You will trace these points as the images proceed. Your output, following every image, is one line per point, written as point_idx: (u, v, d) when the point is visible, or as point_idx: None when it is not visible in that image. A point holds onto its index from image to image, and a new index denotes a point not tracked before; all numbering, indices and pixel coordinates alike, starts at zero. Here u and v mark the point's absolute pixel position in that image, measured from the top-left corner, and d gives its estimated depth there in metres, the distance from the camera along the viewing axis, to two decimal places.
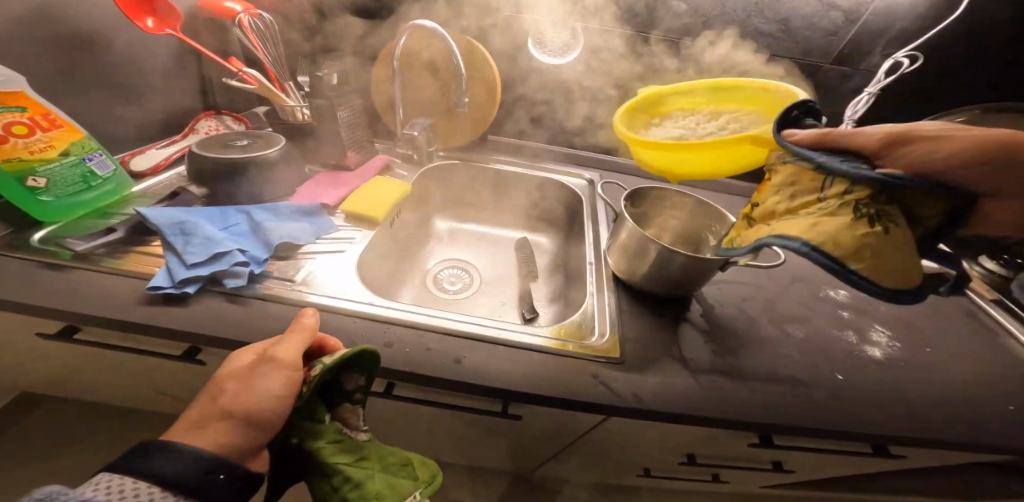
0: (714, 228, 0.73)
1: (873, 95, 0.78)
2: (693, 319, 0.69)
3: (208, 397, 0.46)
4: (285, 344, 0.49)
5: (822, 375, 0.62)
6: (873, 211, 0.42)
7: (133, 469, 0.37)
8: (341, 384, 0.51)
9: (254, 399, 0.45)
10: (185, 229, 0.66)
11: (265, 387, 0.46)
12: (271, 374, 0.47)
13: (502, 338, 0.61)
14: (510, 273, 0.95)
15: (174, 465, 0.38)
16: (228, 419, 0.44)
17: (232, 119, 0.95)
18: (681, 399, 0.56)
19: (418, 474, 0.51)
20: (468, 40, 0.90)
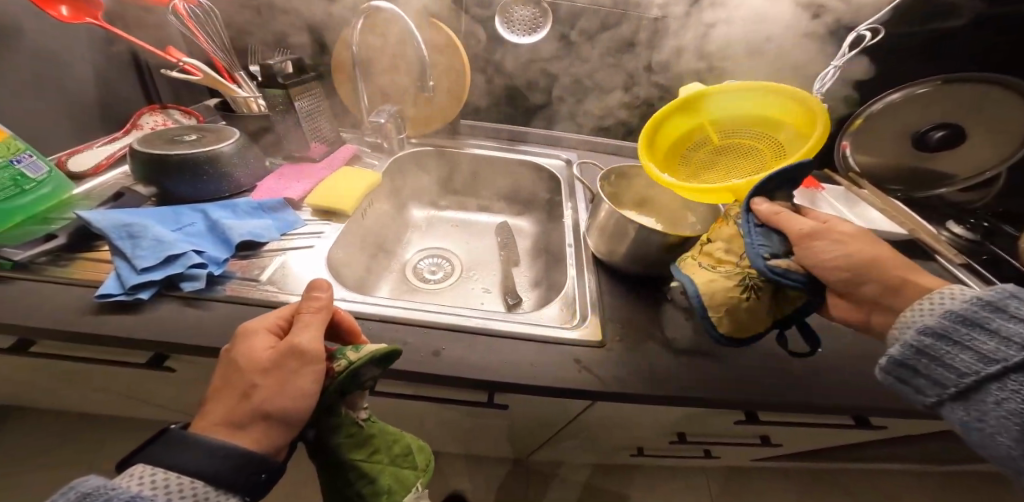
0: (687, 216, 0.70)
1: (838, 69, 0.80)
2: (675, 298, 0.68)
3: (235, 393, 0.40)
4: (314, 332, 0.44)
5: (804, 348, 0.62)
6: (756, 283, 0.51)
7: (175, 464, 0.34)
8: (359, 377, 0.45)
9: (287, 397, 0.40)
10: (133, 233, 0.62)
11: (296, 384, 0.41)
12: (301, 365, 0.41)
13: (482, 327, 0.59)
14: (491, 259, 0.92)
15: (208, 462, 0.35)
16: (266, 421, 0.39)
17: (180, 113, 0.88)
18: (666, 381, 0.55)
19: (417, 462, 0.51)
20: (429, 22, 0.85)
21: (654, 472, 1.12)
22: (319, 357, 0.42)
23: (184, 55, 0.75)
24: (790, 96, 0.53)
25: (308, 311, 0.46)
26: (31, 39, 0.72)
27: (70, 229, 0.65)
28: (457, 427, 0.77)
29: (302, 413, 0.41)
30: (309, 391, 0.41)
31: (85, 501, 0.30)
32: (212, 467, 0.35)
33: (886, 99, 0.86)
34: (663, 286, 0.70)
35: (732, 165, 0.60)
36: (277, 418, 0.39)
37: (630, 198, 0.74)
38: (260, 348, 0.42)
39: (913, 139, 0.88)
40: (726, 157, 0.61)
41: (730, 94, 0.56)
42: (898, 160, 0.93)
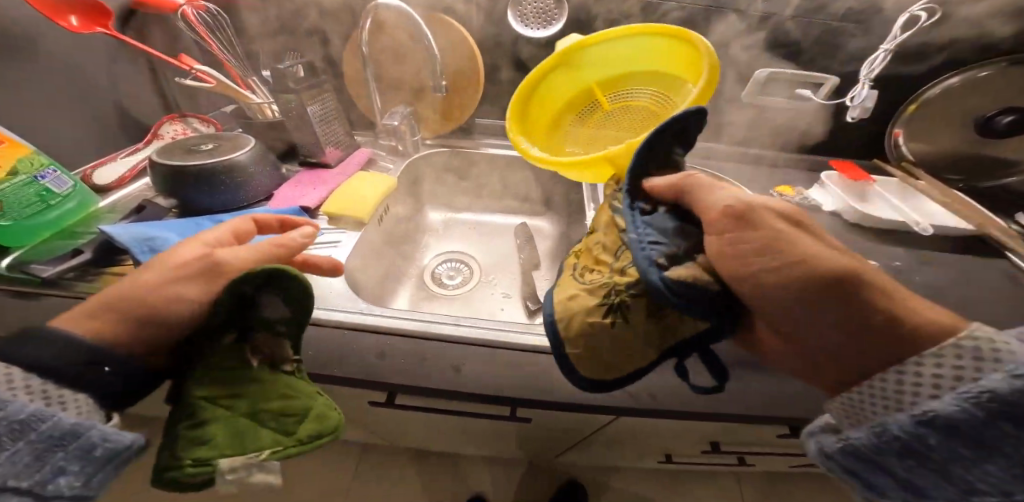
0: None
1: (889, 53, 0.72)
2: None
3: (134, 276, 0.41)
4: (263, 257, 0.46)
5: None
6: (619, 299, 0.45)
7: (10, 356, 0.34)
8: (261, 310, 0.43)
9: (165, 295, 0.40)
10: (155, 247, 0.62)
11: (179, 291, 0.40)
12: (205, 277, 0.42)
13: (505, 343, 0.55)
14: (510, 260, 0.90)
15: (44, 353, 0.35)
16: (122, 313, 0.39)
17: (199, 121, 0.88)
18: (701, 400, 0.51)
19: (298, 432, 0.43)
20: (439, 18, 0.82)
21: (684, 475, 1.09)
22: (226, 273, 0.43)
23: (196, 63, 0.74)
24: (681, 41, 0.57)
25: (268, 243, 0.47)
26: (46, 52, 0.72)
27: (94, 244, 0.65)
28: (479, 434, 0.75)
29: (175, 318, 0.40)
30: (188, 298, 0.41)
31: None
32: (57, 359, 0.35)
33: (945, 82, 0.78)
34: None
35: (627, 119, 0.66)
36: (149, 318, 0.39)
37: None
38: (194, 248, 0.44)
39: (977, 124, 0.79)
40: (621, 113, 0.66)
41: (620, 46, 0.62)
42: (960, 147, 0.83)
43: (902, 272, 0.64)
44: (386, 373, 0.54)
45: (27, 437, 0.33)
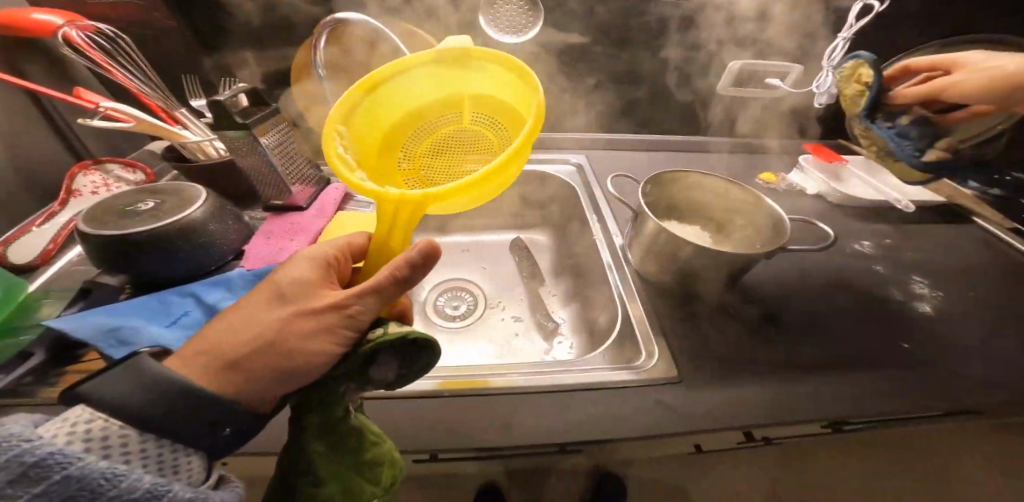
0: (744, 213, 0.61)
1: (846, 40, 0.78)
2: (738, 312, 0.60)
3: (271, 300, 0.39)
4: (380, 290, 0.40)
5: (885, 344, 0.56)
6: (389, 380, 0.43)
7: (105, 403, 0.29)
8: (374, 366, 0.41)
9: (294, 347, 0.36)
10: (123, 337, 0.51)
11: (298, 339, 0.37)
12: (324, 321, 0.38)
13: (551, 385, 0.51)
14: (515, 280, 0.88)
15: (123, 392, 0.30)
16: (239, 367, 0.35)
17: (121, 165, 0.76)
18: (753, 407, 0.49)
19: (382, 478, 0.42)
20: (407, 28, 0.75)
21: None
22: (364, 320, 0.39)
23: (104, 100, 0.62)
24: (517, 72, 0.47)
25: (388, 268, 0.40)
26: None
27: (46, 341, 0.52)
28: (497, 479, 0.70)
29: (272, 362, 0.36)
30: (324, 353, 0.38)
31: None
32: (148, 410, 0.30)
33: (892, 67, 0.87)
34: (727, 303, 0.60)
35: (462, 151, 0.53)
36: (285, 369, 0.36)
37: (673, 211, 0.65)
38: (298, 282, 0.40)
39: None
40: (442, 144, 0.53)
41: (471, 72, 0.49)
42: None
43: (898, 250, 0.68)
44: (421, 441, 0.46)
45: None
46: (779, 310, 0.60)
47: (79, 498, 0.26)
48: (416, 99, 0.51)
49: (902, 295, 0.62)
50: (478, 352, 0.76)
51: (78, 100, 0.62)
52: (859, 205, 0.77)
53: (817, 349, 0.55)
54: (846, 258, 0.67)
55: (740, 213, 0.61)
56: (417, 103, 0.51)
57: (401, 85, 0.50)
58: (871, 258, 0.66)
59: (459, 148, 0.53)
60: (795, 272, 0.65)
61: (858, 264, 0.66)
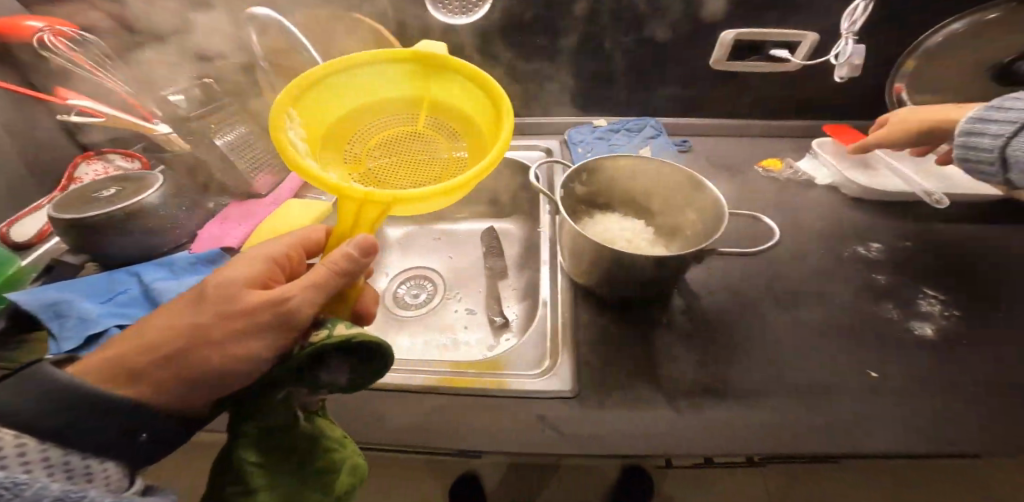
0: (688, 202, 0.51)
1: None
2: (673, 320, 0.52)
3: (189, 303, 0.33)
4: (318, 287, 0.34)
5: (856, 372, 0.46)
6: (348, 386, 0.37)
7: (5, 419, 0.22)
8: (324, 371, 0.35)
9: (217, 356, 0.31)
10: (60, 311, 0.55)
11: (218, 348, 0.31)
12: (250, 326, 0.32)
13: (433, 385, 0.47)
14: (477, 270, 0.84)
15: (16, 406, 0.23)
16: (145, 380, 0.29)
17: (121, 156, 0.78)
18: (654, 432, 0.43)
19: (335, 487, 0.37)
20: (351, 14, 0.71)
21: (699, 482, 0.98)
22: (301, 326, 0.34)
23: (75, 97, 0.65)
24: (483, 85, 0.42)
25: (325, 262, 0.35)
26: None
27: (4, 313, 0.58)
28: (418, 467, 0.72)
29: (185, 371, 0.30)
30: (254, 356, 0.32)
31: None
32: (42, 422, 0.23)
33: (946, 30, 0.63)
34: (663, 310, 0.53)
35: (417, 158, 0.46)
36: (199, 380, 0.31)
37: (593, 207, 0.56)
38: (226, 283, 0.34)
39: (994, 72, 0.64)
40: (397, 143, 0.46)
41: (437, 79, 0.44)
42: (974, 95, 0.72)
43: (912, 255, 0.55)
44: None
45: None
46: (730, 323, 0.51)
47: None
48: (369, 101, 0.44)
49: (902, 313, 0.50)
50: (421, 343, 0.74)
51: (54, 99, 0.64)
52: (878, 199, 0.62)
53: (758, 372, 0.46)
54: (834, 264, 0.55)
55: (685, 202, 0.51)
56: (371, 104, 0.45)
57: (355, 81, 0.43)
58: (872, 264, 0.54)
59: (410, 156, 0.46)
60: (765, 281, 0.55)
61: (850, 270, 0.54)
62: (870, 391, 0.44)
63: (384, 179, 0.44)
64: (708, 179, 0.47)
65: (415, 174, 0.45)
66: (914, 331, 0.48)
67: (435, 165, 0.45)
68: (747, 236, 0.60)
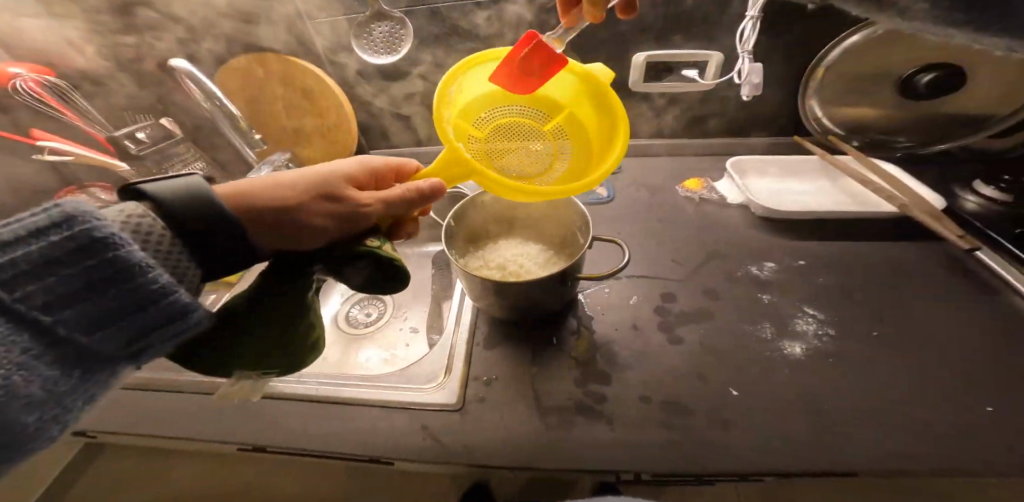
0: (572, 226, 0.56)
1: (754, 19, 0.61)
2: (563, 341, 0.54)
3: (311, 172, 0.39)
4: (390, 203, 0.40)
5: (722, 393, 0.47)
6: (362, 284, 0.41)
7: (166, 209, 0.29)
8: (352, 263, 0.39)
9: (296, 221, 0.37)
10: None
11: (305, 214, 0.37)
12: (338, 209, 0.39)
13: (334, 396, 0.51)
14: (425, 290, 0.87)
15: (180, 203, 0.30)
16: (255, 213, 0.35)
17: (102, 189, 0.82)
18: (518, 447, 0.45)
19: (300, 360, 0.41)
20: (284, 58, 0.72)
21: None
22: (362, 227, 0.40)
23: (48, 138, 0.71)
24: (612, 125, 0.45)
25: (403, 185, 0.41)
26: None
27: None
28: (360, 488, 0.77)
29: (285, 218, 0.36)
30: (317, 228, 0.38)
31: (62, 223, 0.24)
32: (182, 212, 0.30)
33: (844, 43, 0.64)
34: (555, 331, 0.55)
35: (523, 148, 0.50)
36: (280, 233, 0.36)
37: (480, 237, 0.62)
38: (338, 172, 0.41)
39: (897, 85, 0.67)
40: (527, 131, 0.50)
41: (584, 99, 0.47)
42: (899, 116, 0.72)
43: (804, 276, 0.58)
44: (204, 433, 0.51)
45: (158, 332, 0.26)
46: (616, 342, 0.53)
47: (131, 291, 0.25)
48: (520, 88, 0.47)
49: (775, 333, 0.52)
50: (366, 359, 0.77)
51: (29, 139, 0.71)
52: (783, 218, 0.65)
53: (630, 391, 0.48)
54: (725, 287, 0.57)
55: (569, 226, 0.57)
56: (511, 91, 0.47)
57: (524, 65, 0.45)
58: (761, 284, 0.58)
59: (532, 148, 0.50)
60: (658, 300, 0.57)
61: (739, 293, 0.57)
62: (729, 408, 0.46)
63: (490, 156, 0.49)
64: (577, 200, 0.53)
65: (518, 162, 0.50)
66: (783, 351, 0.50)
67: (538, 164, 0.50)
68: (652, 256, 0.63)
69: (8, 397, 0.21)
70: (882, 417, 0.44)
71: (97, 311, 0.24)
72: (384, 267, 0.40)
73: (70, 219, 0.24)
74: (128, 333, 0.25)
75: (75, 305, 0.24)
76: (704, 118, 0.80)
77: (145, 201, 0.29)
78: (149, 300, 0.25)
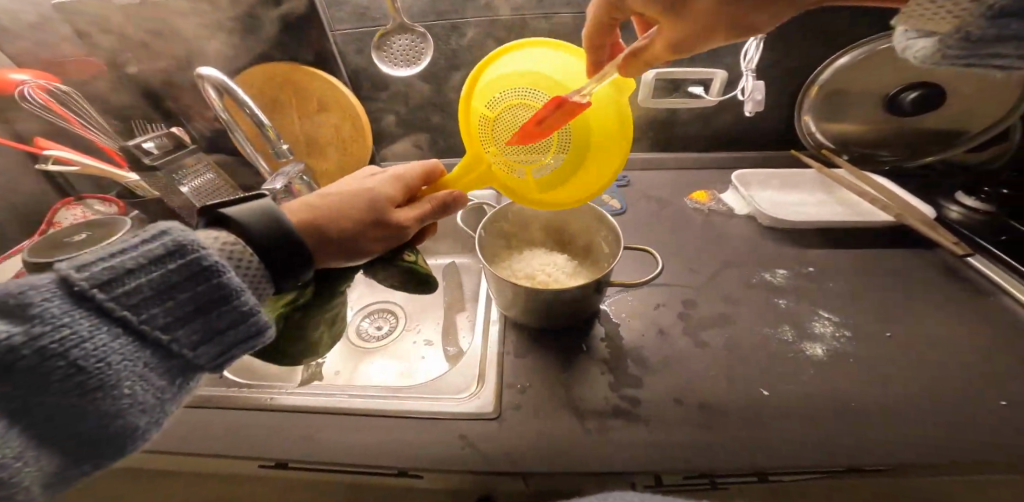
0: (599, 235, 0.58)
1: (759, 40, 0.65)
2: (592, 348, 0.55)
3: (351, 192, 0.41)
4: (424, 219, 0.43)
5: (752, 394, 0.49)
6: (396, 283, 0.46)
7: (246, 234, 0.32)
8: (390, 270, 0.44)
9: (347, 244, 0.39)
10: None
11: (354, 238, 0.40)
12: (381, 228, 0.41)
13: (367, 409, 0.51)
14: (436, 302, 0.87)
15: (258, 226, 0.32)
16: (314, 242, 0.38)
17: (100, 202, 0.79)
18: (561, 454, 0.46)
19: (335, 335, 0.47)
20: (300, 67, 0.72)
21: None
22: (401, 242, 0.43)
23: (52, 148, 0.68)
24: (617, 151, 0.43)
25: (436, 203, 0.44)
26: None
27: None
28: None
29: (337, 243, 0.39)
30: (365, 250, 0.41)
31: (176, 252, 0.27)
32: (263, 232, 0.32)
33: (834, 64, 0.70)
34: (584, 338, 0.57)
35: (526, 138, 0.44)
36: (334, 255, 0.39)
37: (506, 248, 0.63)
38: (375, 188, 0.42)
39: (884, 102, 0.72)
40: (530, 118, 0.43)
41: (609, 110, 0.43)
42: (888, 130, 0.77)
43: (813, 282, 0.62)
44: (233, 451, 0.50)
45: (246, 344, 0.29)
46: (644, 347, 0.55)
47: (230, 311, 0.28)
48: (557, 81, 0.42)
49: (794, 337, 0.55)
50: (381, 372, 0.76)
51: (32, 149, 0.68)
52: (790, 227, 0.69)
53: (664, 395, 0.50)
54: (742, 294, 0.60)
55: (595, 236, 0.59)
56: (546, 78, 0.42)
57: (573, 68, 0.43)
58: (776, 290, 0.61)
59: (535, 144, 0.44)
60: (680, 307, 0.59)
61: (756, 299, 0.60)
62: (760, 408, 0.48)
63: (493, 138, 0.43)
64: (610, 216, 0.55)
65: (515, 154, 0.44)
66: (804, 352, 0.53)
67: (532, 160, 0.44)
68: (669, 264, 0.65)
69: (132, 404, 0.25)
70: (901, 413, 0.47)
71: (202, 329, 0.27)
72: (420, 276, 0.44)
73: (181, 248, 0.27)
74: (222, 347, 0.28)
75: (182, 321, 0.27)
76: (708, 134, 0.84)
77: (226, 227, 0.32)
78: (243, 318, 0.29)
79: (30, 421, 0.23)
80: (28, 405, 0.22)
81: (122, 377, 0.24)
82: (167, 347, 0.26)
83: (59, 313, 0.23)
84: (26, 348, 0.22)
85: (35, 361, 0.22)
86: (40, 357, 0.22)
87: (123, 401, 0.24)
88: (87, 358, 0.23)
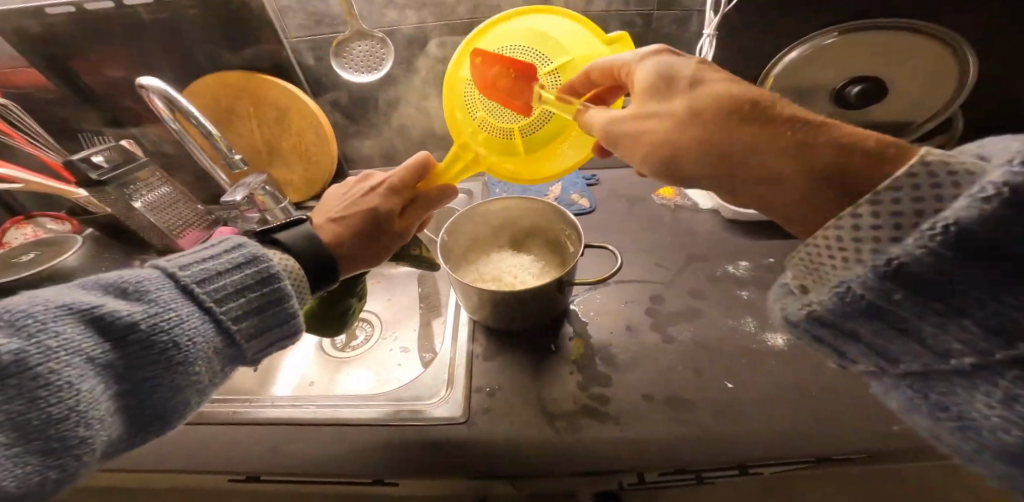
0: (565, 233, 0.58)
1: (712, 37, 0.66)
2: (563, 348, 0.56)
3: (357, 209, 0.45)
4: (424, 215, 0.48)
5: (718, 386, 0.50)
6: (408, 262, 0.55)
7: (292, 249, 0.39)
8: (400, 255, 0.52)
9: (366, 254, 0.45)
10: None
11: (372, 248, 0.45)
12: (393, 235, 0.46)
13: (335, 417, 0.50)
14: (413, 308, 0.86)
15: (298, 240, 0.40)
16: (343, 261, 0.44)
17: (52, 220, 0.76)
18: (531, 454, 0.46)
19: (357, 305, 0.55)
20: (254, 74, 0.70)
21: None
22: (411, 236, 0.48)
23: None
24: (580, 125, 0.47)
25: (430, 198, 0.47)
26: None
27: None
28: None
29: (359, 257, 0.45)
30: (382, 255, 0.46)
31: (252, 261, 0.34)
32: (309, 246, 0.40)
33: (785, 59, 0.70)
34: (554, 338, 0.57)
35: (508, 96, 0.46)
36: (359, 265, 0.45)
37: (475, 253, 0.62)
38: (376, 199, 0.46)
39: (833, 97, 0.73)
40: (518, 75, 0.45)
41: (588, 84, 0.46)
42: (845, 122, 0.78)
43: (775, 271, 0.63)
44: (194, 469, 0.48)
45: (285, 342, 0.36)
46: (613, 344, 0.55)
47: (281, 311, 0.35)
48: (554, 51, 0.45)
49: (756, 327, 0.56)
50: (355, 382, 0.75)
51: None
52: (753, 219, 0.70)
53: (632, 391, 0.50)
54: (708, 287, 0.62)
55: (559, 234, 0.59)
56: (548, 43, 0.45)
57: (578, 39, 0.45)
58: (739, 282, 0.62)
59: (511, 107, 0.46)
60: (648, 303, 0.60)
61: (720, 292, 0.61)
62: (726, 400, 0.49)
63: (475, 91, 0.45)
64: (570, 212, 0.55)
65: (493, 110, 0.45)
66: (767, 342, 0.55)
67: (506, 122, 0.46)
68: (638, 262, 0.66)
69: (198, 380, 0.31)
70: (859, 397, 0.49)
71: (257, 324, 0.34)
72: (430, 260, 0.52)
73: (256, 258, 0.35)
74: (266, 342, 0.35)
75: (246, 317, 0.33)
76: None
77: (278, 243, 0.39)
78: (290, 319, 0.36)
79: (125, 385, 0.28)
80: (127, 372, 0.28)
81: (200, 357, 0.30)
82: (232, 337, 0.33)
83: (168, 301, 0.30)
84: (141, 323, 0.28)
85: (145, 335, 0.28)
86: (149, 332, 0.29)
87: (194, 378, 0.30)
88: (183, 336, 0.30)
